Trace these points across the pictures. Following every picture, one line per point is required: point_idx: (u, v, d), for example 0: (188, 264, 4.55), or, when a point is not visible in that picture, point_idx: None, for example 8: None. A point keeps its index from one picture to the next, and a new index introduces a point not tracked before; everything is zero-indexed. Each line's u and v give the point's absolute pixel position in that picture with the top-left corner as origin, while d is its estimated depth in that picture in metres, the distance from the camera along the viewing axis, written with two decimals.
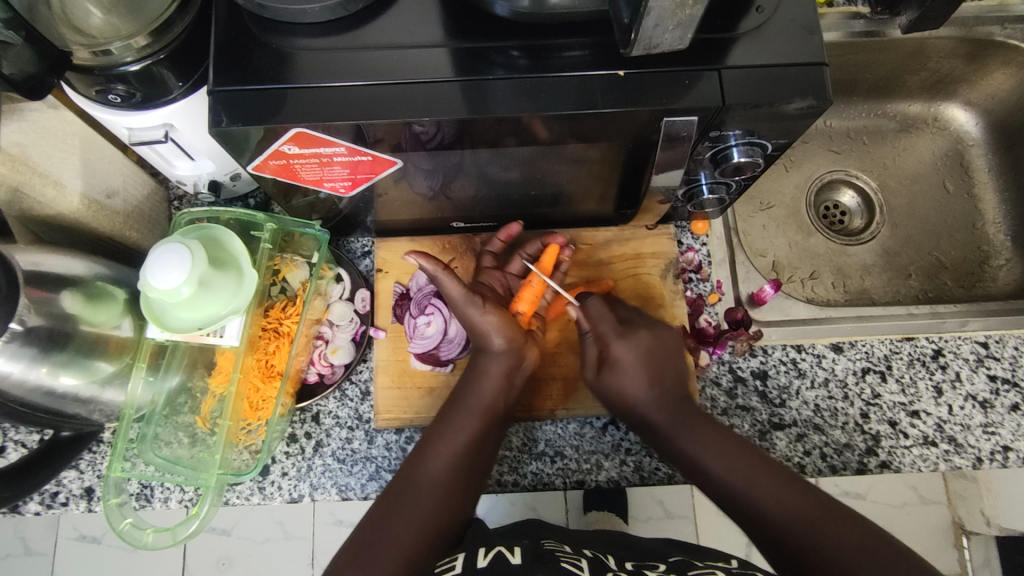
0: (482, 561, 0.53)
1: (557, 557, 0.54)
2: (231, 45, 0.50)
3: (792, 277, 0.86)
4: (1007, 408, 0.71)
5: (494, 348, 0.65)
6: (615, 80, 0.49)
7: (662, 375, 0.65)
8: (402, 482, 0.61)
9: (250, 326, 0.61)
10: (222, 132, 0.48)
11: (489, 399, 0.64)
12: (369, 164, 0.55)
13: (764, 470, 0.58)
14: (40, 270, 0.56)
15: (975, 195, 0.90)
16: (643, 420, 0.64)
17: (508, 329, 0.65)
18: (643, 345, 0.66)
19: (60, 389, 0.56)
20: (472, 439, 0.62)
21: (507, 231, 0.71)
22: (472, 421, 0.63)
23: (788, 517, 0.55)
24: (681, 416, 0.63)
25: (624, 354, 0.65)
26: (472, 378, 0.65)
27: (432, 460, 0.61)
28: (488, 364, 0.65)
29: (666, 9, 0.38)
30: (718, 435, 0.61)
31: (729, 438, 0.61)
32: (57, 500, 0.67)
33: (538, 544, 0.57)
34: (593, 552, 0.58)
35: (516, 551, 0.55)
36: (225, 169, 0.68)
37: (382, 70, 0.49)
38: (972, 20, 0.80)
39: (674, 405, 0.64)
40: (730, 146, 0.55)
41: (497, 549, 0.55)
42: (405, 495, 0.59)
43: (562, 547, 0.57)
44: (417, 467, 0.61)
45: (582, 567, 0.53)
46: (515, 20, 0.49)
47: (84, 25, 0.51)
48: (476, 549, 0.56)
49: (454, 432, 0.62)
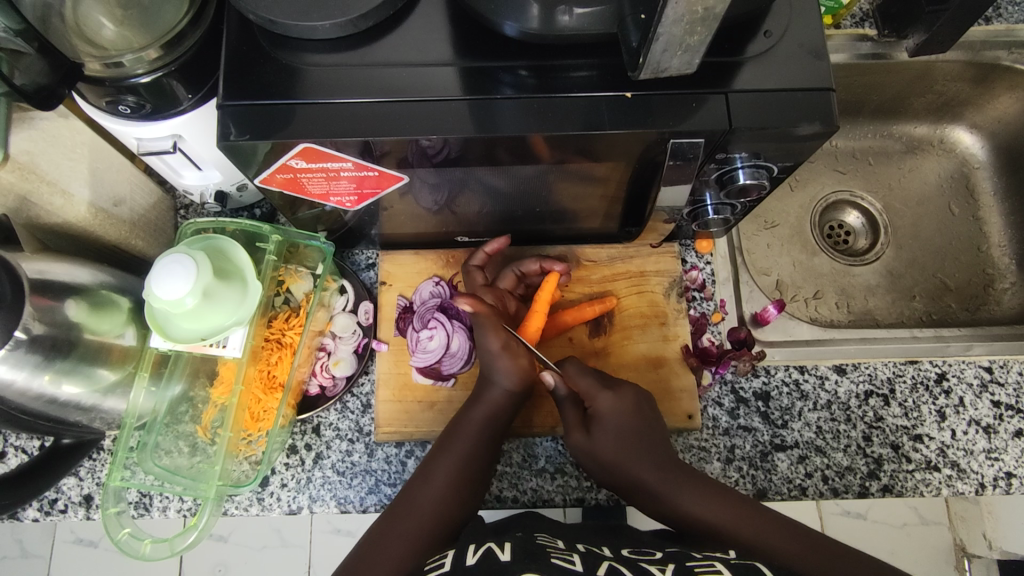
0: (471, 557, 0.51)
1: (546, 553, 0.52)
2: (242, 59, 0.50)
3: (796, 296, 0.87)
4: (1011, 433, 0.70)
5: (498, 380, 0.65)
6: (622, 101, 0.50)
7: (645, 438, 0.62)
8: (399, 503, 0.60)
9: (253, 337, 0.61)
10: (230, 145, 0.49)
11: (484, 426, 0.64)
12: (376, 179, 0.55)
13: (758, 515, 0.56)
14: (45, 278, 0.56)
15: (981, 218, 0.90)
16: (624, 480, 0.61)
17: (518, 363, 0.65)
18: (627, 402, 0.64)
19: (61, 397, 0.57)
20: (469, 464, 0.62)
21: (495, 245, 0.69)
22: (467, 448, 0.63)
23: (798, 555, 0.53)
24: (670, 472, 0.60)
25: (609, 408, 0.63)
26: (472, 404, 0.65)
27: (427, 487, 0.61)
28: (492, 395, 0.65)
29: (675, 34, 0.38)
30: (705, 485, 0.59)
31: (721, 491, 0.58)
32: (55, 507, 0.67)
33: (529, 540, 0.55)
34: (586, 547, 0.56)
35: (505, 546, 0.53)
36: (232, 179, 0.68)
37: (392, 87, 0.50)
38: (978, 44, 0.81)
39: (665, 462, 0.61)
40: (736, 168, 0.55)
41: (487, 545, 0.53)
42: (397, 522, 0.59)
43: (554, 542, 0.55)
44: (417, 490, 0.61)
45: (574, 561, 0.52)
46: (523, 40, 0.50)
47: (97, 38, 0.51)
48: (466, 545, 0.54)
49: (448, 460, 0.62)
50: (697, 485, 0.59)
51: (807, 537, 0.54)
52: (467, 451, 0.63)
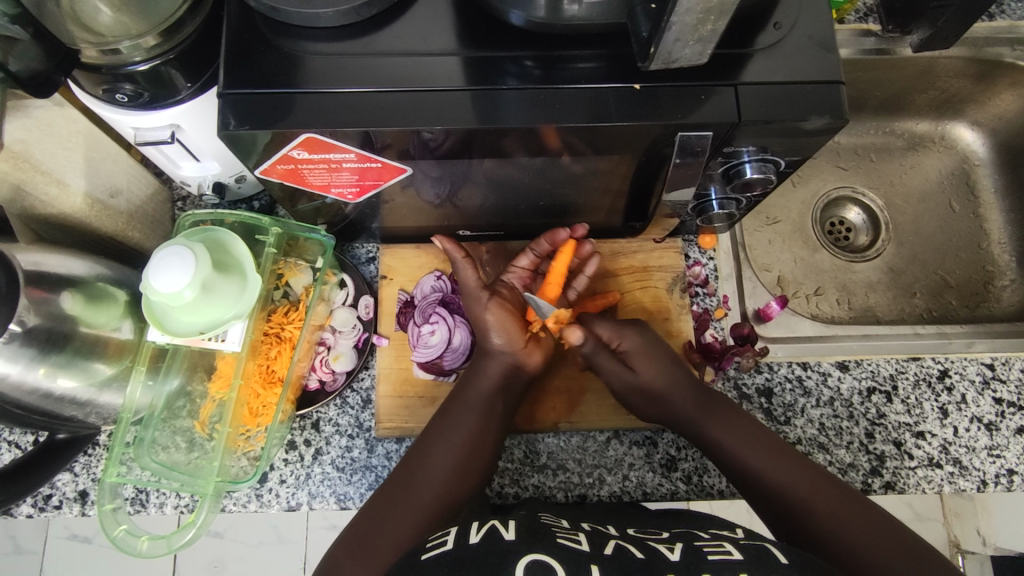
0: (475, 536, 0.49)
1: (552, 533, 0.50)
2: (244, 47, 0.49)
3: (797, 292, 0.86)
4: (1012, 430, 0.70)
5: (495, 350, 0.65)
6: (630, 92, 0.49)
7: (682, 363, 0.66)
8: (400, 474, 0.61)
9: (252, 330, 0.60)
10: (230, 134, 0.47)
11: (493, 395, 0.64)
12: (378, 171, 0.54)
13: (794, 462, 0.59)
14: (40, 270, 0.55)
15: (981, 215, 0.90)
16: (667, 406, 0.64)
17: (510, 331, 0.65)
18: (653, 337, 0.67)
19: (57, 392, 0.56)
20: (472, 435, 0.62)
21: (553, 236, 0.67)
22: (476, 416, 0.63)
23: (818, 506, 0.56)
24: (709, 403, 0.64)
25: (637, 347, 0.66)
26: (479, 370, 0.65)
27: (436, 454, 0.61)
28: (491, 366, 0.65)
29: (688, 23, 0.38)
30: (737, 415, 0.62)
31: (749, 420, 0.62)
32: (50, 503, 0.66)
33: (534, 518, 0.54)
34: (591, 526, 0.55)
35: (509, 524, 0.52)
36: (230, 171, 0.67)
37: (396, 77, 0.49)
38: (981, 41, 0.81)
39: (699, 392, 0.64)
40: (743, 162, 0.54)
41: (490, 523, 0.52)
42: (407, 489, 0.59)
43: (559, 522, 0.54)
44: (419, 463, 0.61)
45: (579, 540, 0.50)
46: (529, 29, 0.49)
47: (93, 23, 0.50)
48: (469, 524, 0.52)
49: (456, 427, 0.62)
50: (732, 415, 0.62)
51: (829, 492, 0.56)
52: (471, 423, 0.63)
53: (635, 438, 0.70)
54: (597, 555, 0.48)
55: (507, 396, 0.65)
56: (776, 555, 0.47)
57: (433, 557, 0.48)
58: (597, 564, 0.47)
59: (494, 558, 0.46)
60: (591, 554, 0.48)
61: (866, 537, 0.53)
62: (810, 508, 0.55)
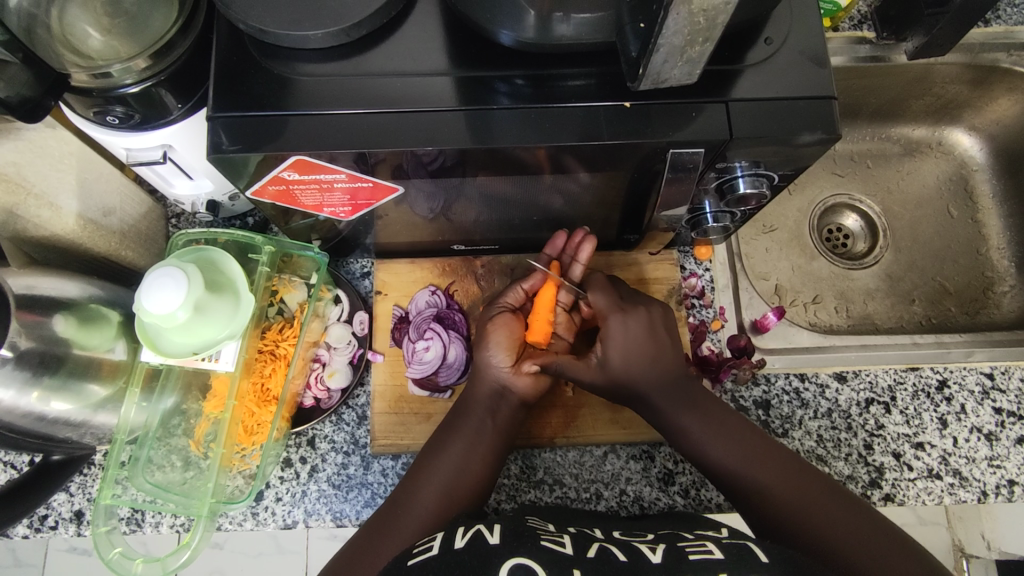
0: (460, 541, 0.49)
1: (536, 534, 0.50)
2: (234, 70, 0.49)
3: (795, 301, 0.86)
4: (1012, 441, 0.70)
5: (491, 364, 0.65)
6: (621, 110, 0.49)
7: (661, 353, 0.62)
8: (393, 497, 0.60)
9: (245, 349, 0.60)
10: (221, 156, 0.47)
11: (482, 416, 0.64)
12: (370, 190, 0.54)
13: (766, 453, 0.58)
14: (32, 293, 0.55)
15: (979, 220, 0.90)
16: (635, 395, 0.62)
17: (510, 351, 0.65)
18: (640, 324, 0.63)
19: (50, 414, 0.55)
20: (462, 458, 0.61)
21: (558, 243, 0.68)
22: (465, 439, 0.62)
23: (786, 494, 0.55)
24: (682, 396, 0.61)
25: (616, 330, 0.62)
26: (467, 396, 0.66)
27: (426, 476, 0.60)
28: (482, 389, 0.65)
29: (676, 45, 0.38)
30: (711, 407, 0.61)
31: (733, 424, 0.60)
32: (45, 523, 0.66)
33: (519, 522, 0.53)
34: (578, 530, 0.55)
35: (494, 528, 0.51)
36: (224, 189, 0.67)
37: (385, 99, 0.49)
38: (977, 47, 0.80)
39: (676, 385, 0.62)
40: (736, 177, 0.54)
41: (476, 528, 0.51)
42: (394, 510, 0.59)
43: (544, 526, 0.53)
44: (410, 486, 0.60)
45: (564, 543, 0.50)
46: (519, 49, 0.49)
47: (83, 47, 0.50)
48: (454, 528, 0.51)
49: (445, 450, 0.62)
50: (702, 414, 0.60)
51: (790, 475, 0.56)
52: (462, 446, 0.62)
53: (632, 452, 0.69)
54: (580, 558, 0.47)
55: (496, 415, 0.64)
56: (756, 551, 0.46)
57: (418, 561, 0.47)
58: (579, 565, 0.46)
59: (477, 561, 0.46)
60: (573, 557, 0.47)
61: (829, 519, 0.53)
62: (768, 488, 0.55)
